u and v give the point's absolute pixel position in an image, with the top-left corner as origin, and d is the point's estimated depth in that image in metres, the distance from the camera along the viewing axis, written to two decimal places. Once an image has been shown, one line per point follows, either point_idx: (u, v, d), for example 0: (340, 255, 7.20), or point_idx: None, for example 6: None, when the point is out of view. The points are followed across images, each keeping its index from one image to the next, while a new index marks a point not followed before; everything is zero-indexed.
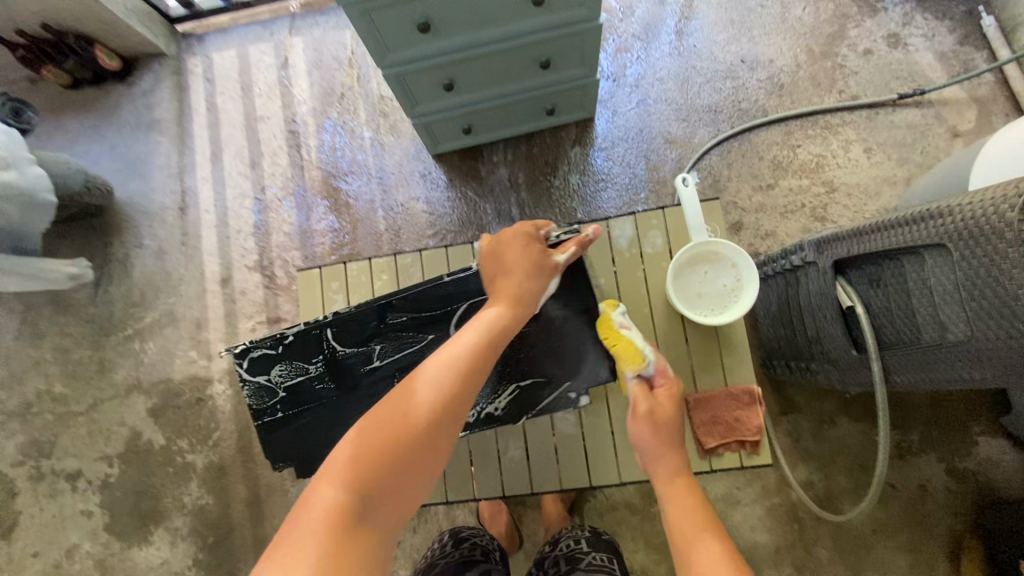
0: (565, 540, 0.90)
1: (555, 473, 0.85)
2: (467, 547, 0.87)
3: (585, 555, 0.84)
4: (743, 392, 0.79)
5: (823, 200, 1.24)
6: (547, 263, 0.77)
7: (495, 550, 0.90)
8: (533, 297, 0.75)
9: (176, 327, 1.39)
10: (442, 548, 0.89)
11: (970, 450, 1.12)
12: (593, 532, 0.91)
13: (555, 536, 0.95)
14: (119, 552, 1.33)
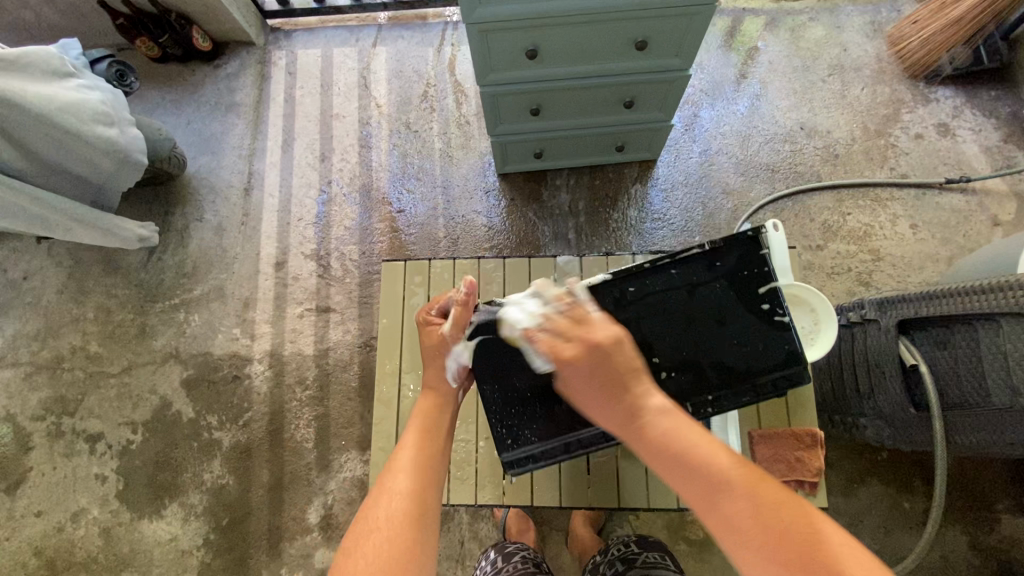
0: (615, 545, 0.94)
1: (615, 489, 0.85)
2: (520, 560, 0.91)
3: (636, 557, 0.88)
4: (805, 433, 0.82)
5: (868, 267, 1.30)
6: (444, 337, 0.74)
7: (544, 561, 0.94)
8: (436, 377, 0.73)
9: (224, 303, 1.41)
10: (494, 565, 0.93)
11: (993, 526, 1.14)
12: (640, 536, 0.95)
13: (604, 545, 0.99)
14: (127, 523, 1.30)
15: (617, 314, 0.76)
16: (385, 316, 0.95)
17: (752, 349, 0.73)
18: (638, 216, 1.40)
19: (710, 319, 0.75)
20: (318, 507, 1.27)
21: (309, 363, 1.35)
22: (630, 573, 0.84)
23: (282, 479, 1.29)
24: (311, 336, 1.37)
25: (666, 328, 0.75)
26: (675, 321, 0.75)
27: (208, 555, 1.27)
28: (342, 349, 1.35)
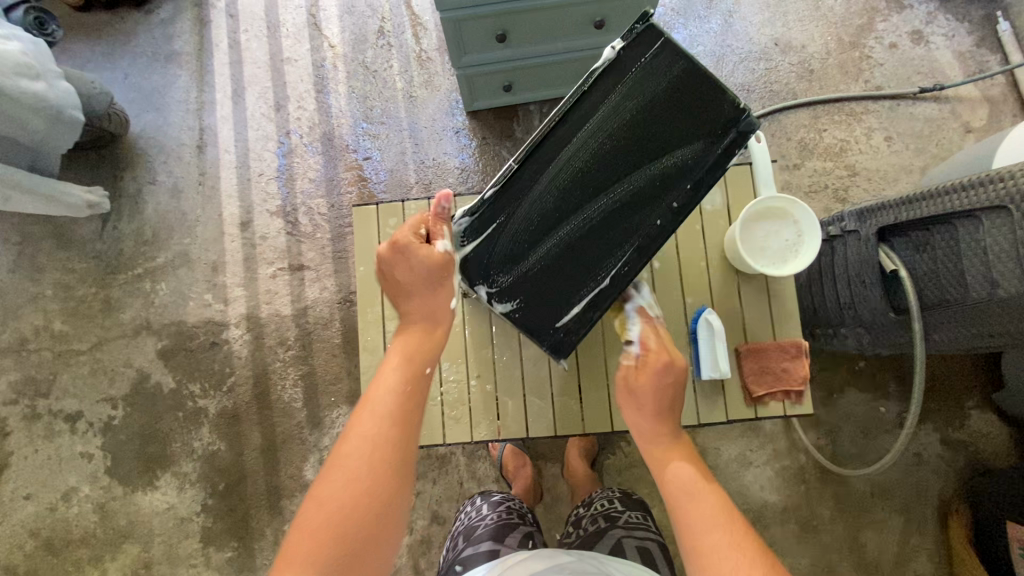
0: (599, 500, 0.91)
1: (609, 416, 0.86)
2: (505, 511, 0.87)
3: (621, 515, 0.85)
4: (792, 345, 0.83)
5: (845, 183, 1.30)
6: (424, 255, 0.73)
7: (528, 513, 0.91)
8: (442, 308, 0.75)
9: (191, 269, 1.35)
10: (479, 512, 0.90)
11: (963, 421, 1.21)
12: (624, 492, 0.92)
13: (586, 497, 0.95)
14: (121, 497, 1.29)
15: (584, 149, 0.75)
16: (361, 262, 0.92)
17: (703, 123, 0.75)
18: None
19: (660, 123, 0.75)
20: (315, 463, 1.27)
21: (289, 323, 1.31)
22: (613, 533, 0.81)
23: (275, 440, 1.28)
24: (287, 296, 1.33)
25: (627, 147, 0.75)
26: (636, 133, 0.75)
27: (209, 520, 1.27)
28: (321, 306, 1.32)
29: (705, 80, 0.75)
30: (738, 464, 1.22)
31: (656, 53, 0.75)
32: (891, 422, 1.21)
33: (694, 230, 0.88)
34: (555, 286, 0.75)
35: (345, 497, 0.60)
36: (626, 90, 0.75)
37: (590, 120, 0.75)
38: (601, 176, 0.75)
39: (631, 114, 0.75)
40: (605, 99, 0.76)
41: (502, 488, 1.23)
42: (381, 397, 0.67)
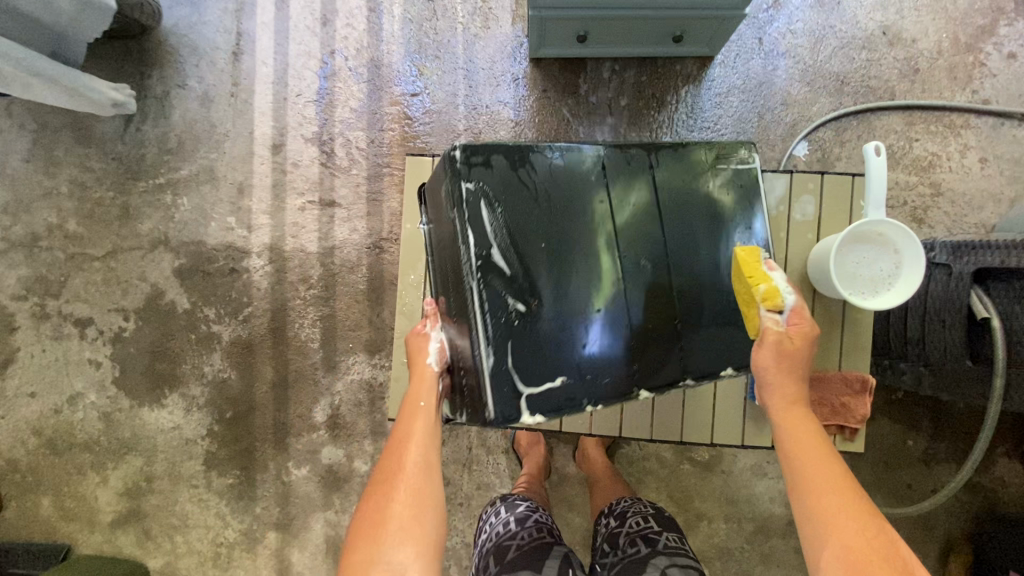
0: (632, 516, 0.88)
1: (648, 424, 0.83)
2: (534, 529, 0.85)
3: (659, 538, 0.81)
4: (857, 379, 0.77)
5: (925, 202, 1.20)
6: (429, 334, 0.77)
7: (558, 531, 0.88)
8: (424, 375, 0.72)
9: (216, 188, 1.27)
10: (507, 527, 0.87)
11: (988, 466, 1.17)
12: (656, 508, 0.89)
13: (614, 510, 0.93)
14: (128, 410, 1.27)
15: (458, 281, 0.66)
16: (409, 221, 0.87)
17: (629, 156, 0.69)
18: (684, 114, 1.24)
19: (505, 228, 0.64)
20: (325, 406, 1.25)
21: (313, 261, 1.25)
22: (654, 557, 0.78)
23: (287, 377, 1.25)
24: (314, 233, 1.25)
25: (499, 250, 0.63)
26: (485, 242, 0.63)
27: (213, 444, 1.26)
28: (348, 249, 1.25)
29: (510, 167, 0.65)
30: (752, 473, 1.20)
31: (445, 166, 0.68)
32: (916, 456, 1.18)
33: (777, 237, 0.80)
34: (587, 379, 0.65)
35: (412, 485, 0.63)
36: (489, 177, 0.65)
37: (486, 216, 0.64)
38: (561, 248, 0.65)
39: (541, 184, 0.66)
40: (484, 189, 0.64)
41: (509, 460, 1.22)
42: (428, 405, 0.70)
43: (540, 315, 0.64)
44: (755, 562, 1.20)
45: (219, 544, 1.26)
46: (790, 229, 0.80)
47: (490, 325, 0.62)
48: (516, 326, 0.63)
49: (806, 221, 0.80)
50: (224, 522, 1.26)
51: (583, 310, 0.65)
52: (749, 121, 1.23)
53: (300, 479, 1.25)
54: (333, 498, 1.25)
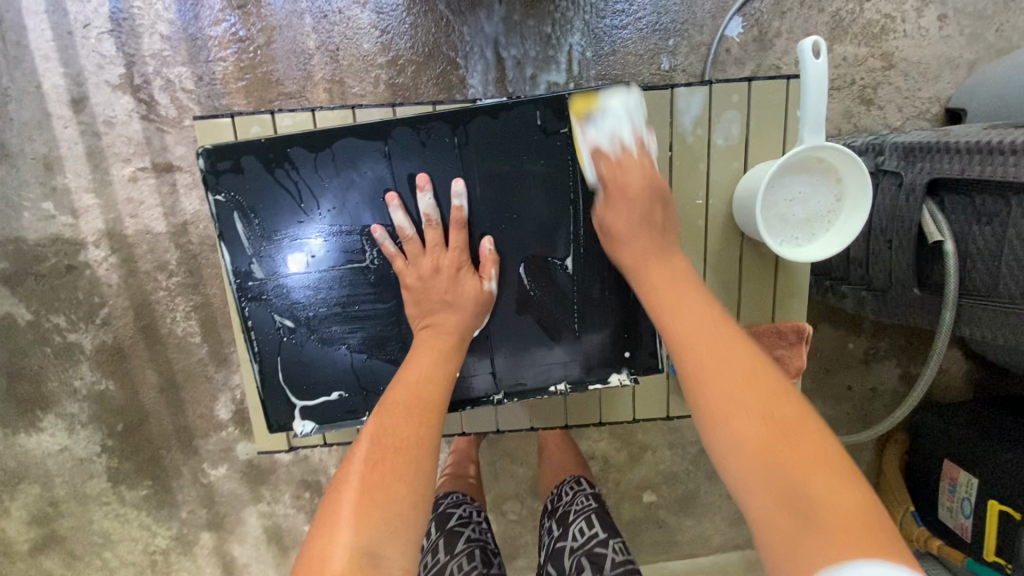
0: (575, 523, 0.80)
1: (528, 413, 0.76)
2: (467, 558, 0.77)
3: (606, 556, 0.74)
4: (791, 330, 0.66)
5: (876, 78, 1.02)
6: (427, 229, 0.60)
7: (496, 555, 0.80)
8: (436, 279, 0.60)
9: (15, 166, 1.00)
10: (435, 553, 0.79)
11: (927, 357, 1.13)
12: (599, 503, 0.82)
13: (555, 510, 0.86)
14: (1, 440, 1.12)
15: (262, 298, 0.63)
16: None
17: (421, 136, 0.59)
18: None
19: (300, 231, 0.62)
20: (227, 401, 1.11)
21: (166, 243, 1.03)
22: None
23: (174, 378, 1.09)
24: (157, 208, 1.02)
25: (290, 255, 0.62)
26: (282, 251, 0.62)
27: (113, 460, 1.13)
28: (204, 222, 1.02)
29: (286, 158, 0.59)
30: None
31: (214, 163, 0.59)
32: (857, 357, 1.13)
33: (695, 169, 0.63)
34: (363, 393, 0.65)
35: (402, 455, 0.51)
36: (261, 173, 0.60)
37: (241, 231, 0.61)
38: (325, 261, 0.62)
39: (302, 187, 0.60)
40: (237, 200, 0.60)
41: None
42: (427, 338, 0.59)
43: (310, 328, 0.64)
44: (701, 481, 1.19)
45: (153, 552, 1.19)
46: (710, 157, 0.63)
47: (261, 343, 0.64)
48: (286, 341, 0.64)
49: (730, 144, 0.63)
50: (151, 531, 1.18)
51: (351, 323, 0.64)
52: None
53: (220, 479, 1.15)
54: (261, 491, 1.16)
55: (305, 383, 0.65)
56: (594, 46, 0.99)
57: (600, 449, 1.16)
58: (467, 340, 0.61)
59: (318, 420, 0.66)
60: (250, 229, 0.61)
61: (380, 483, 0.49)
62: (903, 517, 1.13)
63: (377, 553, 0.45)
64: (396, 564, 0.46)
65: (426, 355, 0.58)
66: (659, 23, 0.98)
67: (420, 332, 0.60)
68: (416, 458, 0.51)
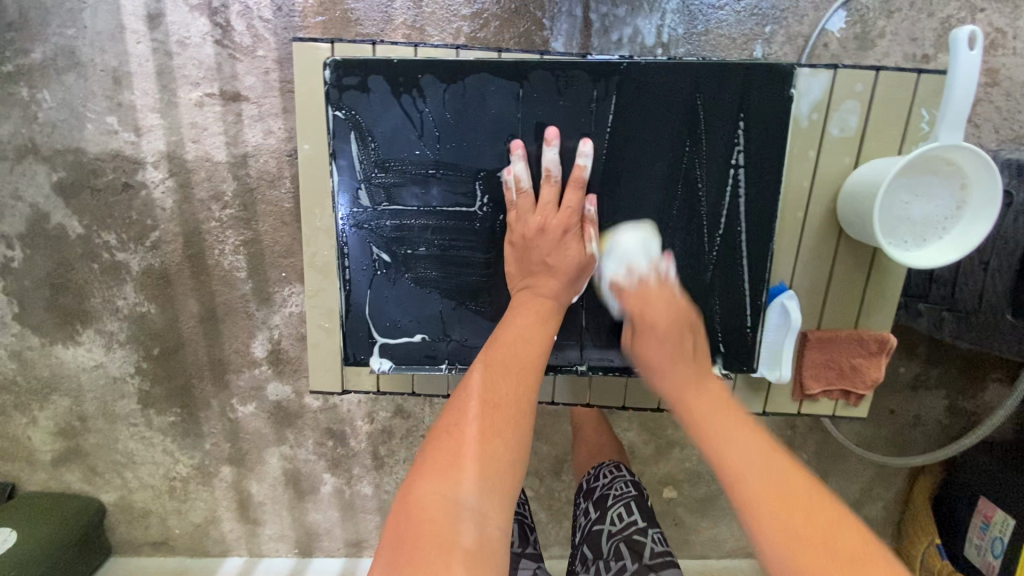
0: (614, 509, 0.77)
1: (585, 389, 0.76)
2: None
3: (645, 546, 0.71)
4: (874, 340, 0.64)
5: (976, 95, 0.97)
6: (545, 184, 0.60)
7: (531, 532, 0.79)
8: (541, 242, 0.59)
9: (84, 77, 0.98)
10: None
11: (978, 392, 1.09)
12: (640, 491, 0.79)
13: (591, 493, 0.83)
14: (40, 349, 1.13)
15: (365, 225, 0.63)
16: (305, 140, 0.65)
17: (556, 84, 0.59)
18: None
19: (414, 166, 0.61)
20: (264, 341, 1.10)
21: (224, 173, 1.02)
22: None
23: (214, 310, 1.09)
24: (219, 136, 1.00)
25: (400, 188, 0.62)
26: (390, 183, 0.62)
27: (146, 383, 1.14)
28: (264, 157, 1.00)
29: (416, 86, 0.59)
30: None
31: (341, 81, 0.59)
32: (905, 383, 1.10)
33: (807, 157, 0.61)
34: (445, 340, 0.65)
35: (506, 416, 0.52)
36: (388, 97, 0.60)
37: (356, 152, 0.61)
38: (433, 199, 0.62)
39: (425, 118, 0.60)
40: (357, 120, 0.60)
41: None
42: (529, 297, 0.59)
43: (404, 266, 0.64)
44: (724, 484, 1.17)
45: (173, 478, 1.20)
46: (823, 147, 0.60)
47: (352, 270, 0.64)
48: (378, 274, 0.64)
49: (849, 135, 0.60)
50: (173, 458, 1.19)
51: (446, 268, 0.63)
52: None
53: (247, 416, 1.15)
54: (286, 433, 1.16)
55: (391, 321, 0.65)
56: (687, 24, 0.94)
57: (628, 439, 1.15)
58: (563, 308, 0.60)
59: (397, 360, 0.65)
60: (366, 153, 0.61)
61: (486, 444, 0.50)
62: (927, 548, 1.09)
63: (488, 513, 0.48)
64: (505, 524, 0.48)
65: (526, 314, 0.58)
66: (758, 8, 0.94)
67: (519, 292, 0.60)
68: (519, 420, 0.53)
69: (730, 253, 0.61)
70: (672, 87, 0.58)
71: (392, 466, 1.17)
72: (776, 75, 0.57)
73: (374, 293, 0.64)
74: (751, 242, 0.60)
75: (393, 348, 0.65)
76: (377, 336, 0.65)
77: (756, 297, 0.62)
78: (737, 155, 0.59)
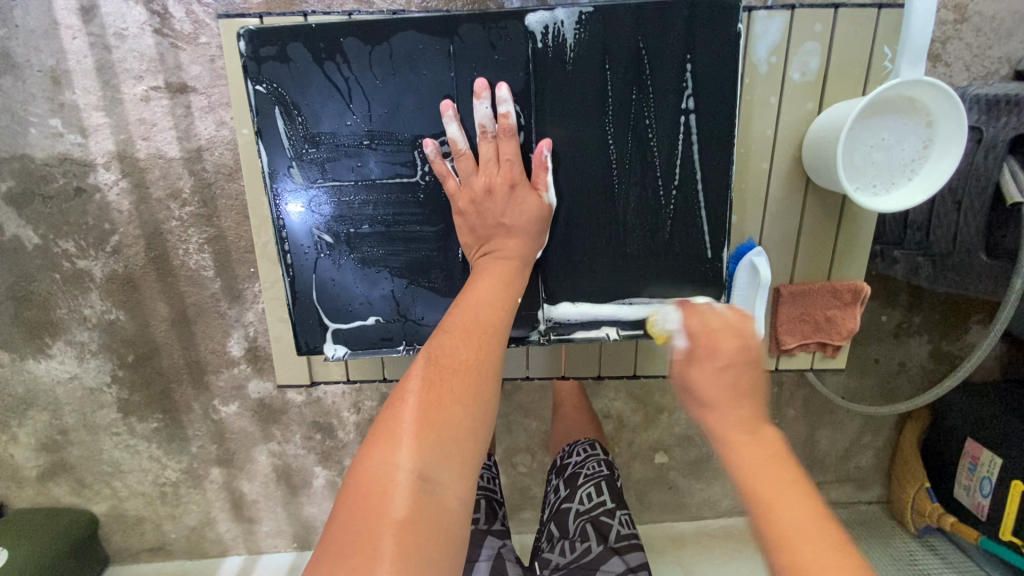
0: (585, 488, 0.75)
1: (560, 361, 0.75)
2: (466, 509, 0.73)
3: (612, 528, 0.71)
4: (848, 290, 0.63)
5: (946, 31, 0.94)
6: (482, 143, 0.57)
7: (501, 507, 0.77)
8: (492, 204, 0.57)
9: (21, 78, 0.94)
10: None
11: (960, 334, 1.09)
12: (611, 470, 0.77)
13: (562, 468, 0.81)
14: (11, 365, 1.10)
15: (303, 205, 0.60)
16: (242, 124, 0.62)
17: (491, 38, 0.56)
18: None
19: (348, 139, 0.59)
20: (240, 339, 1.08)
21: (179, 169, 0.98)
22: (604, 563, 0.68)
23: (186, 312, 1.06)
24: (169, 131, 0.96)
25: (336, 164, 0.59)
26: (326, 159, 0.59)
27: (124, 391, 1.12)
28: (219, 149, 0.97)
29: (338, 51, 0.56)
30: None
31: (258, 50, 0.56)
32: (888, 331, 1.09)
33: (761, 104, 0.59)
34: (400, 320, 0.63)
35: (460, 381, 0.49)
36: (308, 65, 0.56)
37: (282, 128, 0.58)
38: (371, 172, 0.60)
39: (352, 85, 0.57)
40: (280, 93, 0.57)
41: None
42: (490, 262, 0.57)
43: (348, 247, 0.62)
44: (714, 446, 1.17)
45: (163, 484, 1.19)
46: (784, 92, 0.58)
47: (294, 256, 0.61)
48: (322, 257, 0.62)
49: (806, 76, 0.58)
50: (161, 464, 1.18)
51: (393, 245, 0.61)
52: None
53: (231, 416, 1.14)
54: (272, 430, 1.15)
55: (342, 305, 0.63)
56: None
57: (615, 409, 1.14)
58: (526, 267, 0.58)
59: (352, 343, 0.64)
60: (295, 128, 0.58)
61: (434, 407, 0.47)
62: (916, 492, 1.13)
63: (430, 477, 0.44)
64: (450, 492, 0.45)
65: (487, 281, 0.56)
66: None
67: (479, 259, 0.58)
68: (475, 386, 0.50)
69: (685, 205, 0.59)
70: (610, 32, 0.55)
71: None
72: (716, 13, 0.55)
73: (320, 277, 0.62)
74: (710, 197, 0.59)
75: (347, 333, 0.63)
76: (328, 322, 0.63)
77: (716, 251, 0.60)
78: (686, 100, 0.57)
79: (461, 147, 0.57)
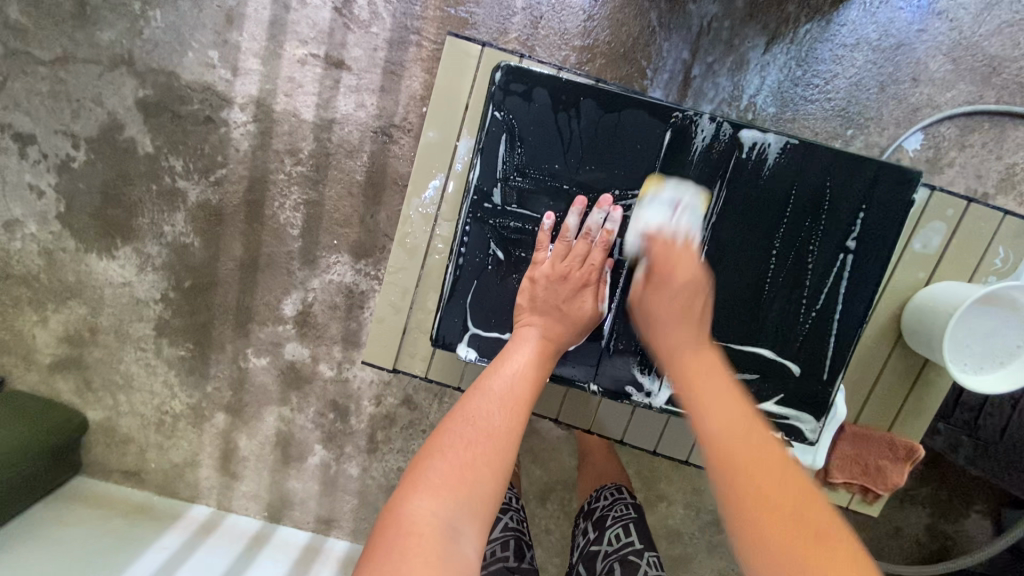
0: (613, 530, 0.78)
1: (624, 424, 0.77)
2: (499, 545, 0.77)
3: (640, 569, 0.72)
4: (903, 447, 0.67)
5: None
6: (579, 239, 0.65)
7: (530, 547, 0.81)
8: (562, 291, 0.64)
9: (199, 7, 1.01)
10: None
11: (959, 517, 1.13)
12: (639, 514, 0.80)
13: (589, 512, 0.85)
14: (73, 252, 1.12)
15: (489, 219, 0.66)
16: (431, 126, 0.69)
17: (698, 139, 0.63)
18: (796, 59, 0.98)
19: (551, 178, 0.65)
20: (296, 300, 1.11)
21: (306, 131, 1.04)
22: None
23: (257, 259, 1.10)
24: (312, 96, 1.02)
25: (534, 196, 0.65)
26: (525, 189, 0.65)
27: (167, 312, 1.14)
28: (349, 127, 1.03)
29: (575, 106, 0.63)
30: None
31: (505, 85, 0.63)
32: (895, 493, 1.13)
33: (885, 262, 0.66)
34: None
35: (491, 441, 0.53)
36: (544, 109, 0.63)
37: (501, 152, 0.64)
38: (559, 210, 0.65)
39: (573, 136, 0.64)
40: (512, 124, 0.64)
41: None
42: (535, 336, 0.62)
43: (513, 267, 0.67)
44: (700, 548, 1.18)
45: (164, 412, 1.19)
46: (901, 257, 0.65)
47: (465, 258, 0.66)
48: (487, 268, 0.66)
49: (925, 249, 0.65)
50: (171, 392, 1.18)
51: None
52: (870, 90, 0.98)
53: (257, 369, 1.15)
54: (290, 395, 1.16)
55: (490, 315, 0.67)
56: (780, 110, 0.99)
57: None
58: (561, 352, 0.64)
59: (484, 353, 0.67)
60: (509, 154, 0.64)
61: (466, 463, 0.51)
62: None
63: (453, 527, 0.47)
64: (471, 544, 0.47)
65: (523, 353, 0.61)
66: (845, 110, 0.99)
67: (522, 330, 0.64)
68: (503, 446, 0.53)
69: (820, 331, 0.65)
70: (806, 166, 0.63)
71: (385, 453, 1.16)
72: (898, 180, 0.62)
73: (480, 285, 0.67)
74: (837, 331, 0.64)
75: (483, 341, 0.67)
76: (469, 324, 0.67)
77: (832, 376, 0.65)
78: (850, 241, 0.63)
79: (568, 236, 0.65)
